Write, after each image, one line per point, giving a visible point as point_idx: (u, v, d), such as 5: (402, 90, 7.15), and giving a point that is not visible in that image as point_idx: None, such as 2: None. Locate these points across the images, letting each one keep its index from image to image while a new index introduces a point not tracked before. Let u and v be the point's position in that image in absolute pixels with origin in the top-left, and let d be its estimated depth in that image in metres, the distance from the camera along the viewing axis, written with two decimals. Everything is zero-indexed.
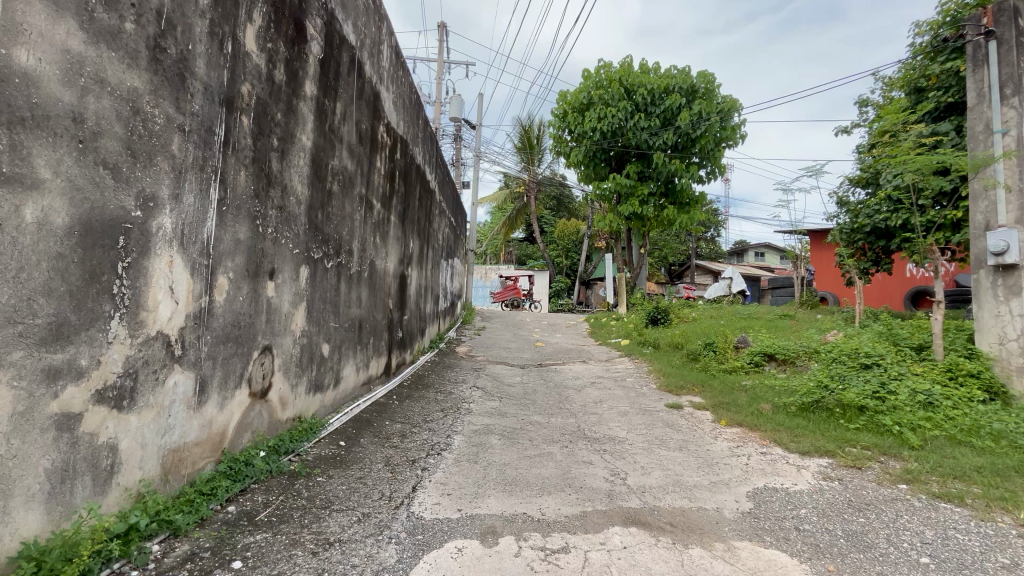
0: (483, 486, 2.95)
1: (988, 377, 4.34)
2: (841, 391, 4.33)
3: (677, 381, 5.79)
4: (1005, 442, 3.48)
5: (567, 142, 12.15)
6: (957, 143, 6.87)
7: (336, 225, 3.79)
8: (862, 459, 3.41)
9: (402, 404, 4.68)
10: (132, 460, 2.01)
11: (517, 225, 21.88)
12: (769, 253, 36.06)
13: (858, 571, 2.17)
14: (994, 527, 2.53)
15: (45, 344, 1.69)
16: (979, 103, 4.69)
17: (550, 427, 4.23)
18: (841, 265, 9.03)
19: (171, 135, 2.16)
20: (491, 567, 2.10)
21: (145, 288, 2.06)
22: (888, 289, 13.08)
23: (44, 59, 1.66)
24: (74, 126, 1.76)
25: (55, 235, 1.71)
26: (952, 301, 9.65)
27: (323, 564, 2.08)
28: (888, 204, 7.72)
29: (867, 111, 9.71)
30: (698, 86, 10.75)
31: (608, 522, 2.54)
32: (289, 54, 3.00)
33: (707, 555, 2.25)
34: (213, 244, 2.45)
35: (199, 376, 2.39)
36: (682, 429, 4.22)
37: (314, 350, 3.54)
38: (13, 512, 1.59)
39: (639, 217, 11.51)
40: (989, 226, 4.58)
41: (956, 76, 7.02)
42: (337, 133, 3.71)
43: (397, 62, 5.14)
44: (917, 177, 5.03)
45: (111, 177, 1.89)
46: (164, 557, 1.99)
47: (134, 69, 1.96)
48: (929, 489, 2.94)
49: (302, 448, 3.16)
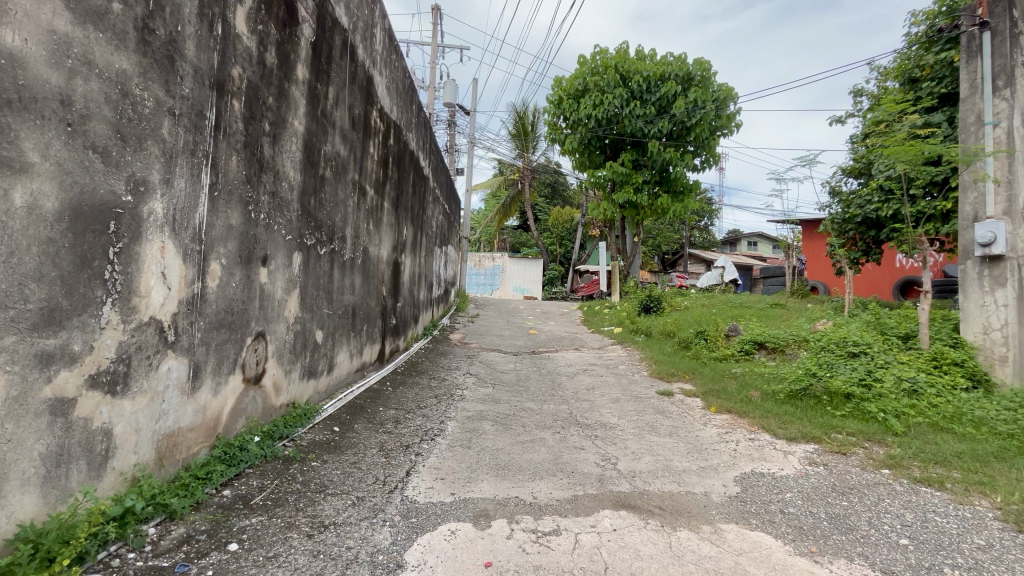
0: (476, 471, 3.00)
1: (971, 366, 4.44)
2: (829, 379, 4.42)
3: (668, 368, 5.86)
4: (985, 429, 3.58)
5: (562, 129, 12.06)
6: (950, 134, 6.92)
7: (330, 212, 3.78)
8: (847, 445, 3.50)
9: (395, 390, 4.71)
10: (127, 445, 2.02)
11: (510, 213, 21.79)
12: (762, 243, 36.28)
13: (840, 552, 2.24)
14: (971, 510, 2.61)
15: (37, 329, 1.68)
16: (972, 94, 4.70)
17: (543, 414, 4.28)
18: (832, 255, 9.11)
19: (161, 119, 2.13)
20: (485, 549, 2.15)
21: (137, 274, 2.05)
22: (876, 278, 13.27)
23: (30, 40, 1.63)
24: (62, 108, 1.74)
25: (45, 220, 1.70)
26: (939, 291, 9.81)
27: (319, 547, 2.11)
28: (879, 195, 7.79)
29: (861, 101, 9.73)
30: (694, 74, 10.69)
31: (599, 505, 2.60)
32: (280, 36, 2.95)
33: (695, 537, 2.32)
34: (205, 229, 2.43)
35: (193, 362, 2.39)
36: (672, 416, 4.30)
37: (308, 336, 3.54)
38: (10, 495, 1.61)
39: (634, 206, 11.53)
40: (977, 217, 4.64)
41: (950, 66, 7.08)
42: (330, 119, 3.67)
43: (390, 45, 5.06)
44: (910, 167, 5.06)
45: (100, 161, 1.87)
46: (161, 540, 2.02)
47: (122, 50, 1.93)
48: (911, 474, 3.02)
49: (297, 433, 3.18)
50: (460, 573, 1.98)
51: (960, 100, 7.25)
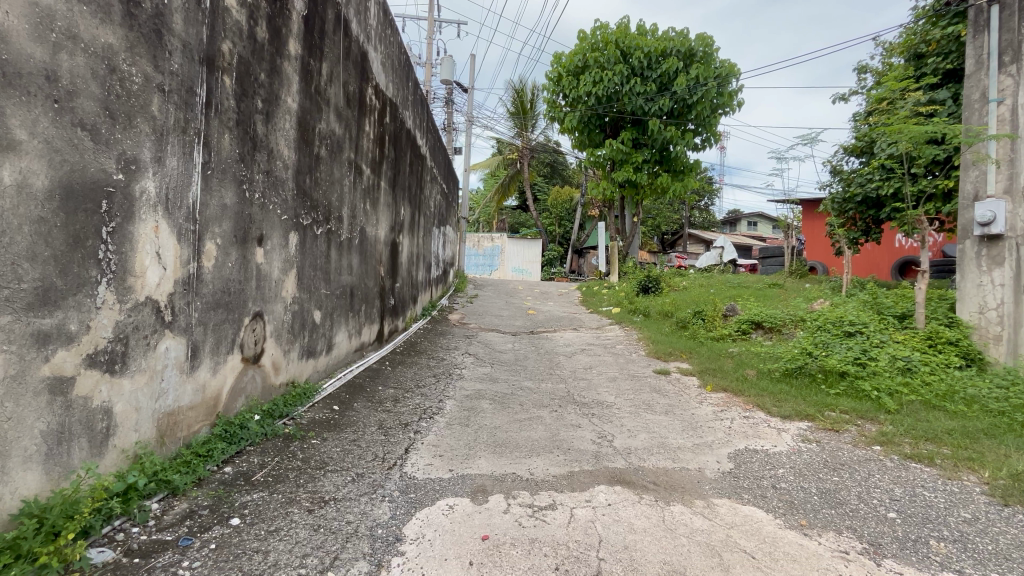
0: (474, 448, 3.05)
1: (965, 345, 4.47)
2: (824, 358, 4.46)
3: (665, 347, 5.92)
4: (977, 406, 3.62)
5: (561, 107, 11.86)
6: (953, 112, 6.84)
7: (326, 191, 3.75)
8: (840, 422, 3.55)
9: (394, 370, 4.75)
10: (128, 423, 2.04)
11: (509, 193, 21.59)
12: (762, 223, 36.17)
13: (828, 525, 2.29)
14: (959, 485, 2.67)
15: (32, 309, 1.68)
16: (977, 71, 4.63)
17: (541, 392, 4.33)
18: (832, 234, 9.09)
19: (151, 95, 2.09)
20: (481, 523, 2.19)
21: (132, 254, 2.04)
22: (876, 259, 13.28)
23: (12, 13, 1.59)
24: (48, 85, 1.70)
25: (35, 198, 1.68)
26: (938, 271, 9.84)
27: (319, 521, 2.16)
28: (880, 173, 7.72)
29: (865, 78, 9.56)
30: (696, 50, 10.45)
31: (594, 481, 2.65)
32: (271, 11, 2.87)
33: (687, 511, 2.37)
34: (199, 209, 2.41)
35: (190, 342, 2.40)
36: (668, 394, 4.35)
37: (306, 316, 3.55)
38: (12, 472, 1.63)
39: (633, 185, 11.45)
40: (978, 196, 4.61)
41: (957, 41, 6.93)
42: (325, 96, 3.61)
43: (385, 19, 4.94)
44: (912, 146, 5.00)
45: (90, 139, 1.84)
46: (164, 515, 2.07)
47: (107, 24, 1.88)
48: (902, 450, 3.08)
49: (296, 412, 3.22)
50: (458, 545, 2.03)
51: (965, 77, 7.14)
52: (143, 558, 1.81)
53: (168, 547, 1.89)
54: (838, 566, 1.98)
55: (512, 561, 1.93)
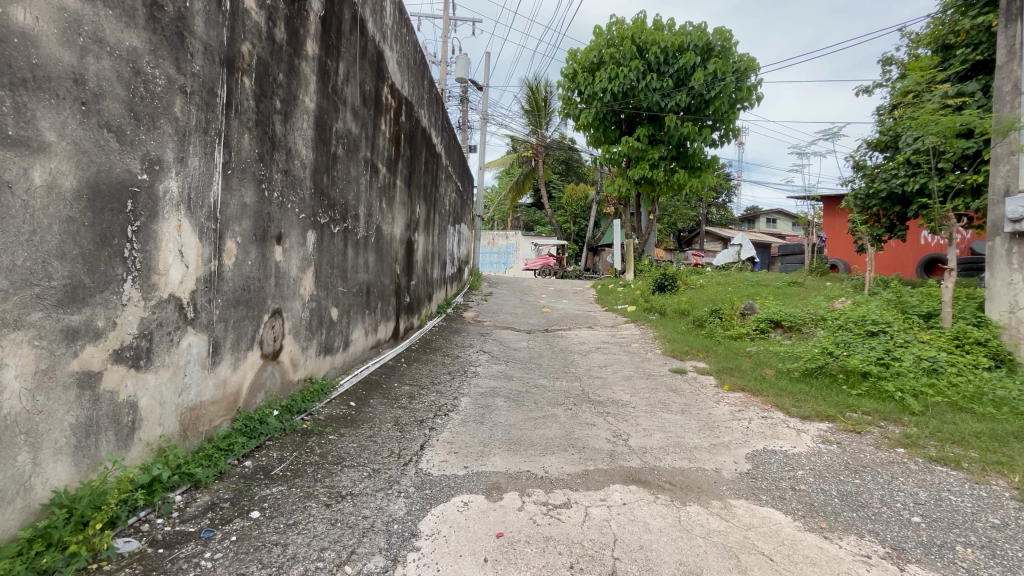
0: (489, 445, 3.07)
1: (994, 345, 4.32)
2: (846, 357, 4.38)
3: (682, 346, 5.86)
4: (1006, 409, 3.50)
5: (577, 104, 11.81)
6: (984, 104, 6.63)
7: (342, 189, 3.78)
8: (862, 424, 3.47)
9: (409, 367, 4.78)
10: (152, 417, 2.10)
11: (524, 190, 21.51)
12: (781, 219, 35.66)
13: (849, 528, 2.24)
14: (988, 489, 2.59)
15: (62, 305, 1.73)
16: (1009, 61, 4.48)
17: (555, 391, 4.33)
18: (854, 232, 8.85)
19: (173, 97, 2.14)
20: (496, 520, 2.20)
21: (155, 251, 2.09)
22: (901, 258, 13.06)
23: (41, 18, 1.63)
24: (76, 87, 1.75)
25: (65, 198, 1.73)
26: (965, 269, 9.59)
27: (336, 515, 2.19)
28: (905, 168, 7.53)
29: (890, 69, 9.31)
30: (714, 44, 10.29)
31: (610, 480, 2.64)
32: (289, 11, 2.91)
33: (704, 512, 2.34)
34: (220, 208, 2.46)
35: (212, 338, 2.45)
36: (684, 393, 4.30)
37: (323, 314, 3.59)
38: (43, 462, 1.68)
39: (650, 182, 11.24)
40: (1008, 191, 4.47)
41: (987, 32, 6.71)
42: (341, 96, 3.64)
43: (401, 19, 4.99)
44: (940, 140, 4.88)
45: (115, 140, 1.89)
46: (187, 506, 2.12)
47: (132, 28, 1.93)
48: (926, 453, 2.99)
49: (314, 408, 3.27)
50: (473, 542, 2.04)
51: (996, 68, 6.91)
52: (167, 549, 1.86)
53: (191, 538, 1.93)
54: (859, 569, 1.94)
55: (526, 559, 1.93)
